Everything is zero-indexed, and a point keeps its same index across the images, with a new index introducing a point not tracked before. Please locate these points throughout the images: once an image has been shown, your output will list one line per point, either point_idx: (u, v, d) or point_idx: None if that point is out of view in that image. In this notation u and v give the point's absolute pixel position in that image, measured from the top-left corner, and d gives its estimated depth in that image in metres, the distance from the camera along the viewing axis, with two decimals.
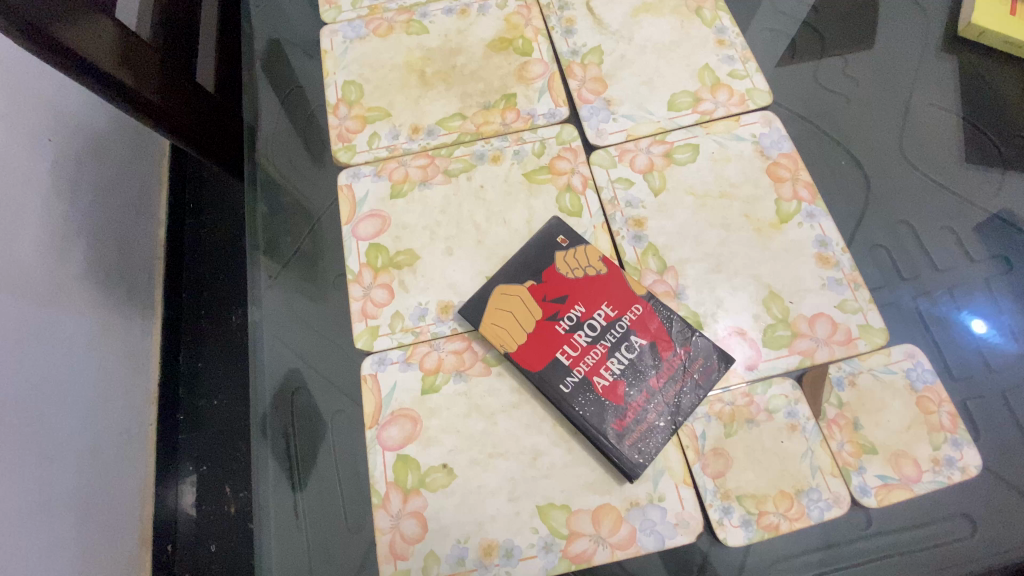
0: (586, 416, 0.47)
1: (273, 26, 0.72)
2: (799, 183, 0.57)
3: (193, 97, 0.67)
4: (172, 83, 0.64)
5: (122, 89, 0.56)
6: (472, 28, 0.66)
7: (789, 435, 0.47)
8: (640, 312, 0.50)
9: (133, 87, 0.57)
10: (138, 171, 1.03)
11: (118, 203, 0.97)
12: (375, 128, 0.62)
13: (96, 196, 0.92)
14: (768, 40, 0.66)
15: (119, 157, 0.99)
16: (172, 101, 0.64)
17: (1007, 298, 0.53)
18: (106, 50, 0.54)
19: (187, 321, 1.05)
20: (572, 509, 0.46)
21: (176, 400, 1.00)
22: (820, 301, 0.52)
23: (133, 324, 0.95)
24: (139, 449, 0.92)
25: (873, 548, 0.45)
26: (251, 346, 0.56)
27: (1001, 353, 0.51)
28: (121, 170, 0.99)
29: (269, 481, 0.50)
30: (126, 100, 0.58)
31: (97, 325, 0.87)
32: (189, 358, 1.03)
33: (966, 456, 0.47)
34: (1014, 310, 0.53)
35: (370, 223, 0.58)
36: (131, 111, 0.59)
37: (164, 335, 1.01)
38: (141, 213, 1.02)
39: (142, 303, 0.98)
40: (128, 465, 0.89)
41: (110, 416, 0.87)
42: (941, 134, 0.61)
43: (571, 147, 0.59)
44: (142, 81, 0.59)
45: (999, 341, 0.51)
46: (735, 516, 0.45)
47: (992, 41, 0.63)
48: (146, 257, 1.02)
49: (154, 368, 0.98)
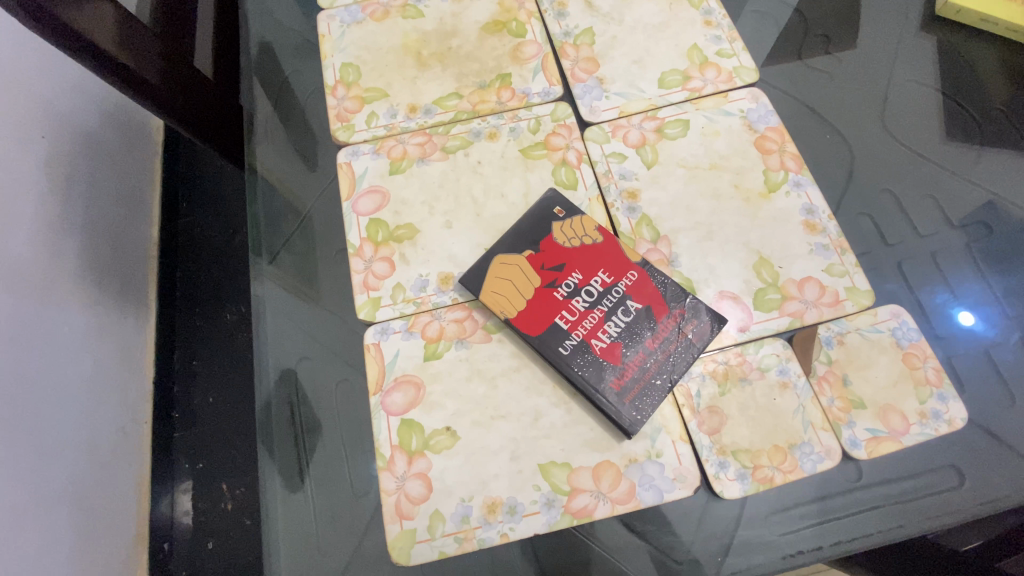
0: (585, 376, 0.48)
1: (270, 14, 0.74)
2: (786, 154, 0.59)
3: (193, 83, 0.68)
4: (174, 69, 0.65)
5: (125, 71, 0.57)
6: (467, 11, 0.68)
7: (780, 393, 0.49)
8: (636, 277, 0.51)
9: (135, 71, 0.58)
10: (130, 167, 1.04)
11: (112, 200, 0.97)
12: (373, 108, 0.63)
13: (89, 192, 0.92)
14: (754, 21, 0.68)
15: (113, 153, 1.00)
16: (172, 85, 0.65)
17: (987, 261, 0.55)
18: (108, 32, 0.54)
19: (183, 314, 1.05)
20: (573, 467, 0.47)
21: (171, 398, 1.00)
22: (808, 266, 0.54)
23: (127, 321, 0.96)
24: (134, 447, 0.92)
25: (862, 499, 0.47)
26: (254, 321, 0.57)
27: (986, 329, 0.52)
28: (114, 167, 0.99)
29: (274, 449, 0.51)
30: (128, 83, 0.59)
31: (91, 319, 0.87)
32: (184, 354, 1.03)
33: (952, 409, 0.48)
34: (995, 272, 0.55)
35: (370, 198, 0.59)
36: (132, 94, 0.60)
37: (159, 331, 1.01)
38: (134, 210, 1.03)
39: (136, 299, 0.98)
40: (124, 459, 0.89)
41: (106, 412, 0.87)
42: (920, 108, 0.63)
43: (566, 123, 0.61)
44: (144, 64, 0.60)
45: (989, 334, 0.52)
46: (731, 470, 0.47)
47: (969, 19, 0.66)
48: (140, 255, 1.02)
49: (147, 364, 0.98)
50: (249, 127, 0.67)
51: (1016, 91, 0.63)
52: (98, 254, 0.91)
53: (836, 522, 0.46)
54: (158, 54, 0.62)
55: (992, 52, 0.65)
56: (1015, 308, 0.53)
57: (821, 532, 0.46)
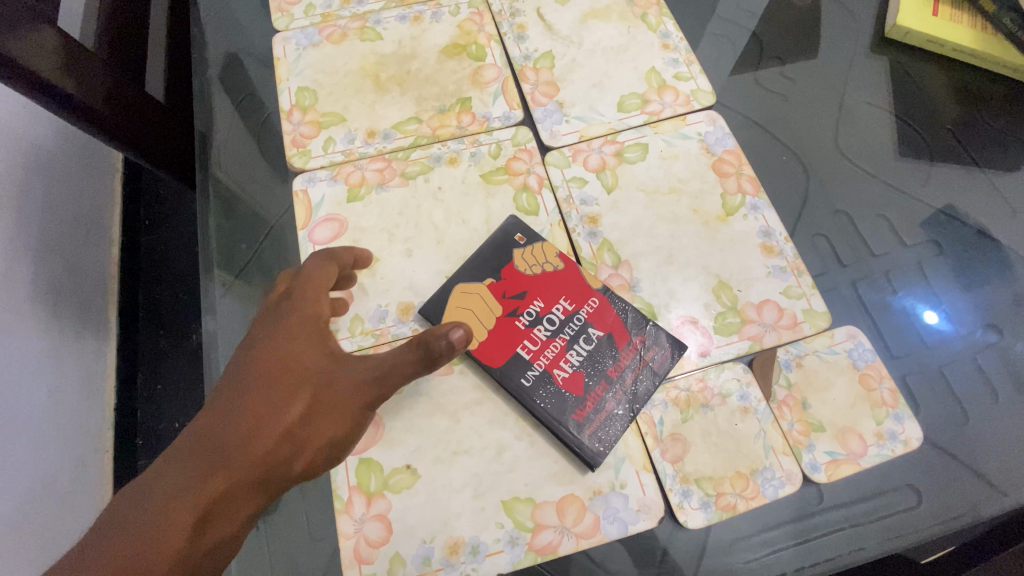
0: (547, 408, 0.48)
1: (227, 35, 0.72)
2: (743, 177, 0.59)
3: (144, 108, 0.64)
4: (124, 91, 0.61)
5: (65, 98, 0.53)
6: (426, 34, 0.67)
7: (742, 418, 0.49)
8: (597, 305, 0.51)
9: (77, 97, 0.54)
10: (91, 178, 0.91)
11: (70, 213, 0.85)
12: (330, 133, 0.62)
13: (44, 205, 0.78)
14: (711, 44, 0.69)
15: (71, 162, 0.86)
16: (120, 109, 0.61)
17: (937, 279, 0.57)
18: (46, 58, 0.51)
19: (144, 338, 0.94)
20: (537, 502, 0.46)
21: (134, 424, 0.89)
22: (766, 288, 0.54)
23: (85, 346, 0.84)
24: (94, 477, 0.80)
25: (827, 520, 0.47)
26: (206, 358, 0.56)
27: (948, 340, 0.54)
28: (71, 175, 0.86)
29: None
30: (70, 109, 0.55)
31: (48, 347, 0.75)
32: (148, 380, 0.92)
33: (908, 429, 0.49)
34: (948, 289, 0.56)
35: (327, 226, 0.58)
36: (78, 124, 0.56)
37: (121, 355, 0.90)
38: (93, 228, 0.90)
39: (94, 325, 0.86)
40: (83, 492, 0.78)
41: (62, 444, 0.75)
42: (874, 129, 0.65)
43: (527, 148, 0.61)
44: (88, 89, 0.56)
45: (948, 329, 0.54)
46: (694, 498, 0.47)
47: (916, 41, 0.67)
48: (99, 275, 0.89)
49: (108, 395, 0.86)
50: (202, 150, 0.65)
51: (964, 110, 0.65)
52: (53, 270, 0.79)
53: (818, 540, 0.47)
54: (106, 77, 0.59)
55: (940, 72, 0.67)
56: (961, 306, 0.55)
57: (799, 553, 0.46)
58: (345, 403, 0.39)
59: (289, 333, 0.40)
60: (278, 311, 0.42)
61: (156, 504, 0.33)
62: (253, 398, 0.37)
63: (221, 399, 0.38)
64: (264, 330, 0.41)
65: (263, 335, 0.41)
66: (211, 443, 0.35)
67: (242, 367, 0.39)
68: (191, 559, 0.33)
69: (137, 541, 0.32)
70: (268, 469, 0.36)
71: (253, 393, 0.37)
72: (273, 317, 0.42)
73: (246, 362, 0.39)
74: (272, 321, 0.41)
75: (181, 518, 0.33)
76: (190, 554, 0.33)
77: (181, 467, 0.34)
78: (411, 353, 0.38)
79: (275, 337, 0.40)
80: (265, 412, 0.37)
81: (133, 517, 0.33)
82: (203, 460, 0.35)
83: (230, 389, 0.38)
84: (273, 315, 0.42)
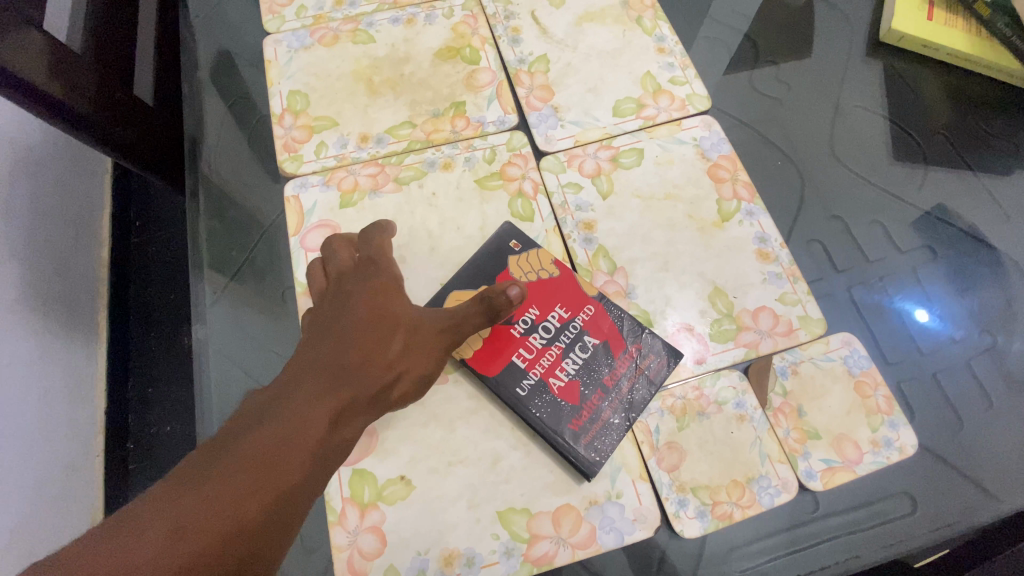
0: (543, 417, 0.47)
1: (217, 36, 0.71)
2: (738, 183, 0.59)
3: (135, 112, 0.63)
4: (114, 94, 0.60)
5: (51, 102, 0.52)
6: (419, 37, 0.66)
7: (738, 426, 0.49)
8: (592, 312, 0.51)
9: (65, 101, 0.53)
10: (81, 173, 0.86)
11: (61, 209, 0.80)
12: (323, 137, 0.61)
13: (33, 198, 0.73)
14: (706, 48, 0.68)
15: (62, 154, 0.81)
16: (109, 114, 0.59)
17: (931, 283, 0.57)
18: (30, 62, 0.50)
19: (136, 341, 0.89)
20: (533, 512, 0.46)
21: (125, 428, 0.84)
22: (761, 295, 0.54)
23: (74, 349, 0.78)
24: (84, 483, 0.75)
25: (823, 529, 0.47)
26: (196, 367, 0.55)
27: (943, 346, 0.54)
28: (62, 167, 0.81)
29: None
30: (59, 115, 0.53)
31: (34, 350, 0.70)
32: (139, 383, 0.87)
33: (903, 436, 0.49)
34: (943, 291, 0.56)
35: (319, 233, 0.57)
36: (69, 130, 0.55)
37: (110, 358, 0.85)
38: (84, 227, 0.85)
39: (84, 328, 0.81)
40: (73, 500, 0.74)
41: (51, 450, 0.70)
42: (868, 133, 0.65)
43: (521, 153, 0.60)
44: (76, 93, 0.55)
45: (941, 327, 0.55)
46: (690, 507, 0.46)
47: (911, 45, 0.67)
48: (88, 275, 0.84)
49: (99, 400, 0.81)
50: (192, 154, 0.64)
51: (958, 114, 0.65)
52: (40, 266, 0.73)
53: (815, 548, 0.47)
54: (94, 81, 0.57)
55: (934, 76, 0.67)
56: (954, 306, 0.56)
57: (795, 561, 0.46)
58: (430, 343, 0.43)
59: (382, 286, 0.43)
60: (366, 269, 0.44)
61: (284, 412, 0.33)
62: (360, 331, 0.39)
63: (327, 330, 0.39)
64: (354, 283, 0.43)
65: (357, 286, 0.42)
66: (329, 365, 0.37)
67: (340, 310, 0.41)
68: (320, 463, 0.33)
69: (290, 424, 0.33)
70: (377, 391, 0.38)
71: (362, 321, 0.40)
72: (362, 274, 0.44)
73: (345, 298, 0.41)
74: (362, 276, 0.43)
75: (313, 423, 0.33)
76: (318, 459, 0.33)
77: (302, 384, 0.35)
78: (478, 304, 0.44)
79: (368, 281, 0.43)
80: (373, 343, 0.39)
81: (261, 424, 0.33)
82: (325, 378, 0.36)
83: (337, 319, 0.40)
84: (362, 272, 0.44)
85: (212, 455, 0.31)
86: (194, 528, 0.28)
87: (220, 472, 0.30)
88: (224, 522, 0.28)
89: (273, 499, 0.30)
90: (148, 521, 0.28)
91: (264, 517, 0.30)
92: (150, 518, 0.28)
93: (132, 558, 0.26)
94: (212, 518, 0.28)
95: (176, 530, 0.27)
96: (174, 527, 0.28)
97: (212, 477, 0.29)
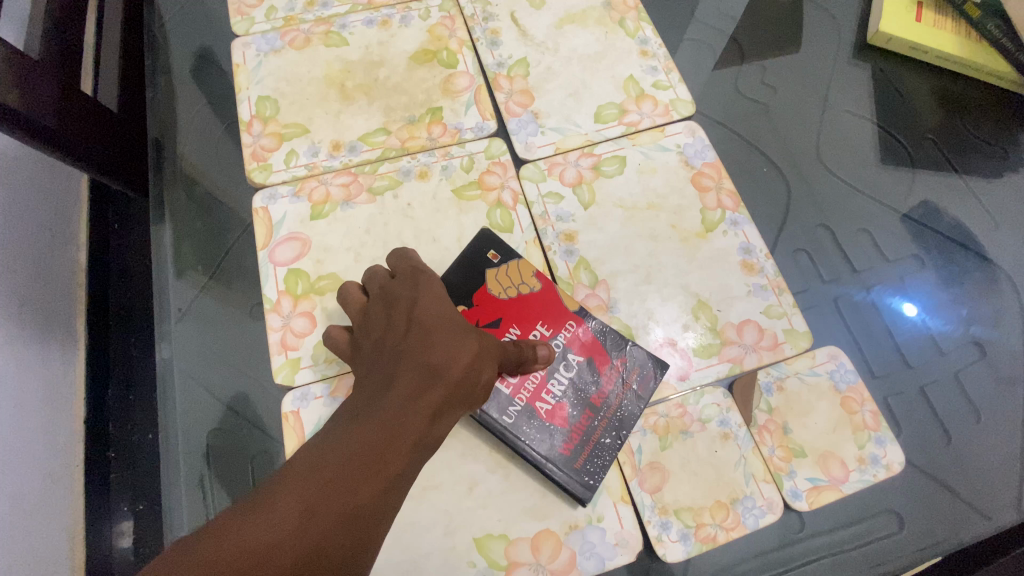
0: (531, 444, 0.46)
1: (184, 36, 0.68)
2: (723, 192, 0.58)
3: (110, 125, 0.56)
4: (87, 106, 0.53)
5: (32, 124, 0.45)
6: (394, 39, 0.64)
7: (722, 444, 0.47)
8: (574, 329, 0.49)
9: (45, 122, 0.46)
10: None
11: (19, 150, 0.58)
12: (293, 145, 0.59)
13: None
14: (690, 51, 0.67)
15: None
16: (84, 128, 0.52)
17: (914, 282, 0.56)
18: (7, 79, 0.43)
19: (115, 345, 0.66)
20: (511, 538, 0.44)
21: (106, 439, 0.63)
22: (746, 308, 0.53)
23: (50, 351, 0.58)
24: (69, 486, 0.57)
25: (809, 549, 0.46)
26: (160, 385, 0.53)
27: (930, 355, 0.53)
28: None
29: (182, 523, 0.48)
30: (38, 136, 0.46)
31: (6, 362, 0.52)
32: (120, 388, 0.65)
33: (889, 453, 0.48)
34: (936, 284, 0.56)
35: (288, 246, 0.55)
36: (49, 151, 0.48)
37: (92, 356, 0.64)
38: (55, 169, 0.63)
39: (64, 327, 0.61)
40: (56, 508, 0.55)
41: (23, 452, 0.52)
42: (857, 139, 0.63)
43: (500, 161, 0.58)
44: (52, 108, 0.47)
45: (931, 321, 0.54)
46: (673, 530, 0.45)
47: (898, 47, 0.66)
48: (66, 241, 0.63)
49: (78, 408, 0.61)
50: (156, 158, 0.62)
51: (945, 118, 0.63)
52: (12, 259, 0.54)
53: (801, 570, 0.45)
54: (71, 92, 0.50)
55: (921, 79, 0.65)
56: (944, 302, 0.55)
57: None
58: (494, 351, 0.40)
59: (437, 291, 0.42)
60: (416, 278, 0.43)
61: (381, 411, 0.33)
62: (435, 332, 0.38)
63: (401, 337, 0.38)
64: (411, 292, 0.42)
65: (414, 291, 0.42)
66: (414, 362, 0.36)
67: (409, 313, 0.40)
68: (419, 456, 0.33)
69: (388, 423, 0.32)
70: (463, 387, 0.37)
71: (432, 328, 0.38)
72: (413, 283, 0.43)
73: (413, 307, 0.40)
74: (416, 284, 0.43)
75: (412, 418, 0.33)
76: (422, 450, 0.33)
77: (392, 383, 0.35)
78: (514, 349, 0.43)
79: (427, 292, 0.42)
80: (448, 342, 0.37)
81: (363, 419, 0.33)
82: (411, 376, 0.35)
83: (411, 326, 0.38)
84: (412, 281, 0.43)
85: (327, 448, 0.31)
86: (323, 506, 0.28)
87: (336, 460, 0.30)
88: (345, 504, 0.29)
89: (386, 483, 0.30)
90: (280, 503, 0.28)
91: (381, 498, 0.30)
92: (282, 500, 0.28)
93: (273, 534, 0.27)
94: (334, 503, 0.28)
95: (309, 510, 0.28)
96: (303, 508, 0.28)
97: (331, 466, 0.30)
